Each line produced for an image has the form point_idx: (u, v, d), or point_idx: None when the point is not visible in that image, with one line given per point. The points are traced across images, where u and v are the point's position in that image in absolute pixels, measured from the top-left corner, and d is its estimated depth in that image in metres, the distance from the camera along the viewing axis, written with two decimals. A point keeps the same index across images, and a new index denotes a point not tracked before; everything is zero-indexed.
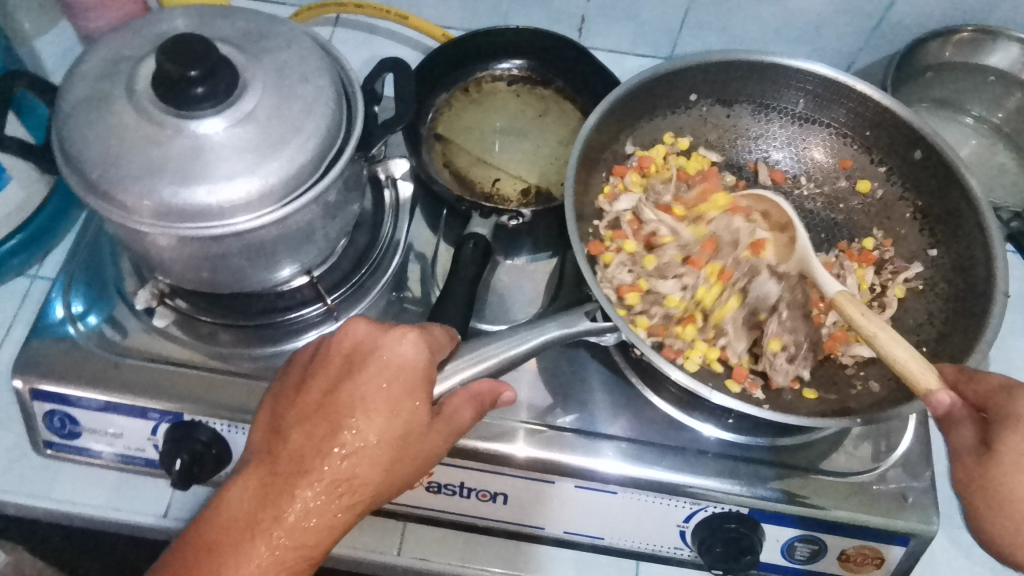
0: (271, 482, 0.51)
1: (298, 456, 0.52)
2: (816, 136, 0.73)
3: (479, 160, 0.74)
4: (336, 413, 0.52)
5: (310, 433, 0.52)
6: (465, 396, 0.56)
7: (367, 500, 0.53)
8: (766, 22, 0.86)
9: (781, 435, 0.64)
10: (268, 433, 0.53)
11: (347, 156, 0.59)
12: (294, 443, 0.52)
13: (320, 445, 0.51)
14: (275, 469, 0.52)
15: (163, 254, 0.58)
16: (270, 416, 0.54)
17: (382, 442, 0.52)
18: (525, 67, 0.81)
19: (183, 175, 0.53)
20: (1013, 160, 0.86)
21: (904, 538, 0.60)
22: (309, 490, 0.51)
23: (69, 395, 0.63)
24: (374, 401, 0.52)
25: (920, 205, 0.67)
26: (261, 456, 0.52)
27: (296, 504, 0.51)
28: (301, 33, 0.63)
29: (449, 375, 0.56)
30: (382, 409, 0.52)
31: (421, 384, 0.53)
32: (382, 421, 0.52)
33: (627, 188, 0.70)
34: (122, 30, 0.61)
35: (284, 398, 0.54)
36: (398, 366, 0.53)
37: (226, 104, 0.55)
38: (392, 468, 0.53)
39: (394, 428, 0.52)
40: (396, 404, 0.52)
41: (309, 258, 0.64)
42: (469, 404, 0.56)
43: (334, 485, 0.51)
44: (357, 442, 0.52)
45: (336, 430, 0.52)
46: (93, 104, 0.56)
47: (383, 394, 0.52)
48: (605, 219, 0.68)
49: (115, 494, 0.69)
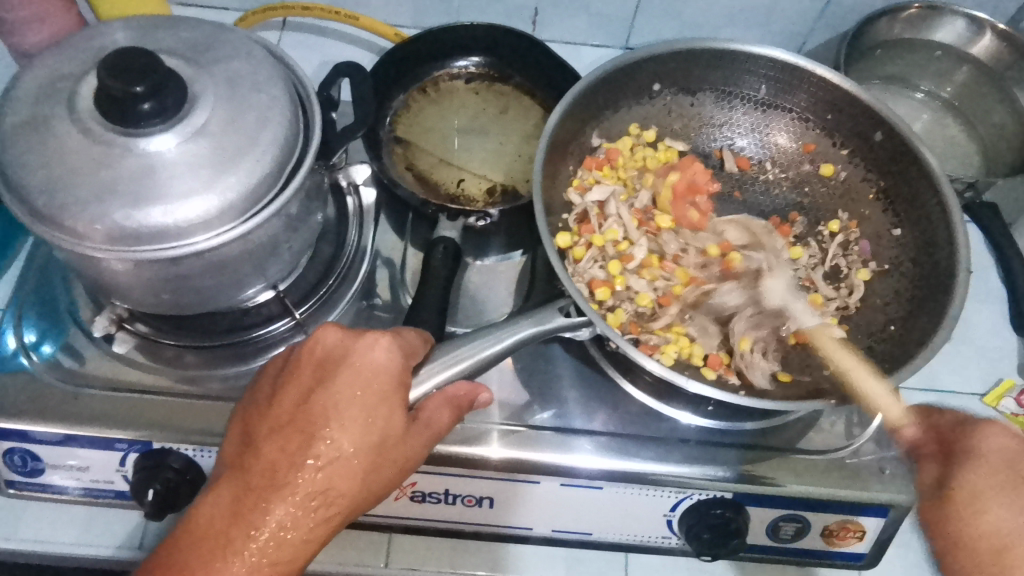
0: (243, 497, 0.49)
1: (271, 469, 0.49)
2: (779, 121, 0.73)
3: (441, 161, 0.73)
4: (309, 424, 0.50)
5: (283, 445, 0.50)
6: (441, 399, 0.54)
7: (344, 511, 0.51)
8: (717, 7, 0.87)
9: (759, 418, 0.65)
10: (239, 446, 0.51)
11: (307, 165, 0.57)
12: (267, 456, 0.50)
13: (294, 458, 0.49)
14: (247, 483, 0.49)
15: (119, 279, 0.55)
16: (242, 428, 0.52)
17: (358, 452, 0.50)
18: (482, 64, 0.80)
19: (135, 197, 0.51)
20: (963, 131, 0.88)
21: (883, 510, 0.61)
22: (283, 504, 0.49)
23: (27, 432, 0.60)
24: (347, 410, 0.50)
25: (882, 185, 0.68)
26: (233, 470, 0.50)
27: (270, 518, 0.49)
28: (250, 41, 0.60)
29: (422, 380, 0.54)
30: (357, 418, 0.50)
31: (396, 391, 0.51)
32: (357, 431, 0.50)
33: (596, 179, 0.70)
34: (59, 46, 0.58)
35: (255, 409, 0.52)
36: (372, 374, 0.51)
37: (176, 119, 0.53)
38: (369, 477, 0.51)
39: (370, 437, 0.50)
40: (371, 412, 0.50)
41: (274, 272, 0.62)
42: (446, 407, 0.54)
43: (310, 498, 0.49)
44: (331, 453, 0.50)
45: (310, 441, 0.50)
46: (34, 126, 0.53)
47: (356, 403, 0.50)
48: (574, 210, 0.68)
49: (85, 529, 0.66)
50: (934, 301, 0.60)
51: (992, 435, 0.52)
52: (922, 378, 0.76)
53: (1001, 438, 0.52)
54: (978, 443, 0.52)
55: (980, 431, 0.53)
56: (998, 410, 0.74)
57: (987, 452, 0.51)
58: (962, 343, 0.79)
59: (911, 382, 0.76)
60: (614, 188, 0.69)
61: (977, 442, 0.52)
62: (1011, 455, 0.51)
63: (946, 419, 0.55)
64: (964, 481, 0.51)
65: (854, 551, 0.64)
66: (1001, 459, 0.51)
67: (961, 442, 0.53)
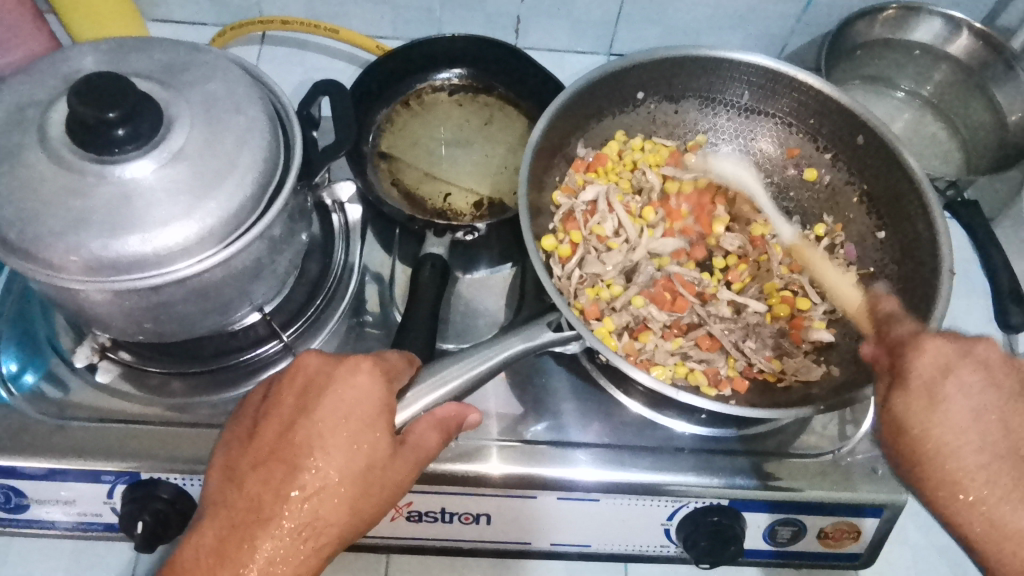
0: (229, 533, 0.48)
1: (257, 503, 0.49)
2: (763, 127, 0.74)
3: (427, 175, 0.72)
4: (293, 455, 0.49)
5: (267, 477, 0.49)
6: (429, 422, 0.52)
7: (335, 540, 0.50)
8: (699, 12, 0.87)
9: (752, 424, 0.65)
10: (223, 482, 0.50)
11: (289, 187, 0.56)
12: (251, 489, 0.49)
13: (279, 490, 0.49)
14: (233, 519, 0.49)
15: (99, 309, 0.54)
16: (225, 464, 0.51)
17: (343, 479, 0.49)
18: (464, 76, 0.79)
19: (112, 226, 0.50)
20: (943, 129, 0.89)
21: (877, 509, 0.62)
22: (272, 537, 0.48)
23: (12, 468, 0.58)
24: (330, 438, 0.49)
25: (865, 188, 0.69)
26: (218, 506, 0.49)
27: (259, 554, 0.48)
28: (225, 61, 0.59)
29: (410, 403, 0.52)
30: (340, 446, 0.49)
31: (380, 416, 0.50)
32: (341, 459, 0.49)
33: (586, 180, 0.72)
34: (27, 71, 0.56)
35: (237, 443, 0.51)
36: (355, 401, 0.50)
37: (151, 144, 0.52)
38: (357, 505, 0.50)
39: (355, 464, 0.49)
40: (355, 439, 0.49)
41: (259, 295, 0.61)
42: (434, 429, 0.52)
43: (298, 530, 0.48)
44: (317, 483, 0.49)
45: (294, 471, 0.49)
46: (3, 156, 0.51)
47: (340, 430, 0.49)
48: (563, 210, 0.70)
49: (75, 563, 0.65)
50: (920, 300, 0.61)
51: (923, 354, 0.51)
52: None
53: (932, 353, 0.50)
54: (913, 366, 0.51)
55: (915, 347, 0.51)
56: None
57: (918, 370, 0.50)
58: None
59: None
60: (607, 188, 0.71)
61: (914, 363, 0.51)
62: (945, 365, 0.50)
63: (898, 332, 0.53)
64: (930, 388, 0.50)
65: (851, 551, 0.65)
66: (934, 375, 0.50)
67: (899, 365, 0.51)
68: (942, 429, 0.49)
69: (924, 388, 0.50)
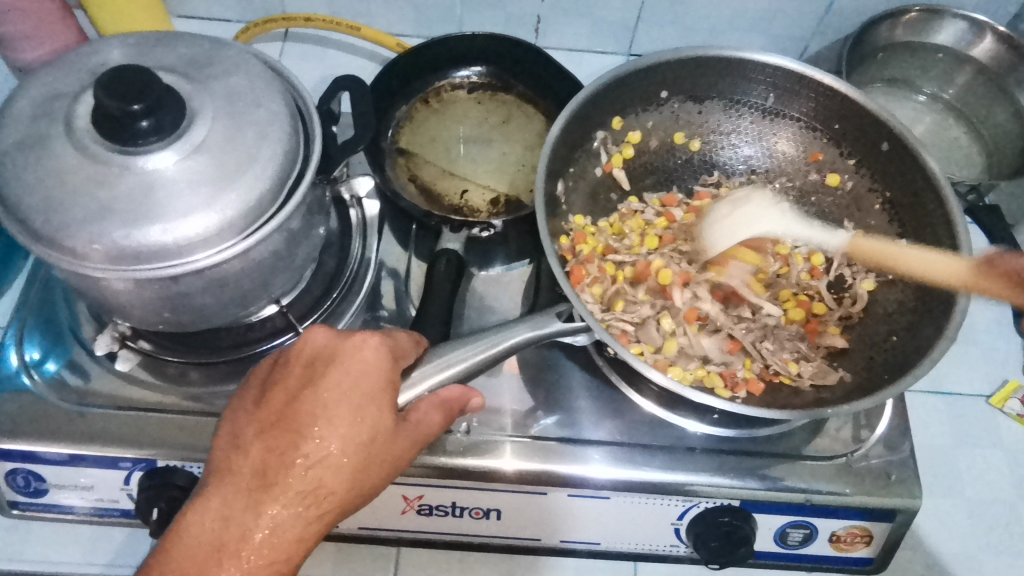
0: (232, 499, 0.47)
1: (260, 469, 0.48)
2: (784, 130, 0.73)
3: (445, 172, 0.73)
4: (297, 423, 0.48)
5: (271, 445, 0.48)
6: (431, 402, 0.52)
7: (336, 509, 0.49)
8: (720, 14, 0.87)
9: (765, 424, 0.64)
10: (226, 449, 0.49)
11: (308, 180, 0.57)
12: (256, 456, 0.48)
13: (283, 457, 0.48)
14: (235, 485, 0.47)
15: (122, 298, 0.55)
16: (227, 431, 0.50)
17: (348, 449, 0.48)
18: (484, 74, 0.79)
19: (135, 216, 0.51)
20: (965, 133, 0.88)
21: (889, 514, 0.61)
22: (275, 503, 0.47)
23: (32, 453, 0.59)
24: (335, 408, 0.49)
25: (888, 196, 0.68)
26: (221, 473, 0.48)
27: (262, 519, 0.47)
28: (248, 56, 0.60)
29: (415, 382, 0.52)
30: (345, 416, 0.48)
31: (385, 390, 0.50)
32: (346, 429, 0.48)
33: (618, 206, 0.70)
34: (56, 63, 0.57)
35: (240, 413, 0.50)
36: (360, 373, 0.50)
37: (174, 136, 0.53)
38: (359, 476, 0.49)
39: (359, 435, 0.48)
40: (360, 410, 0.49)
41: (276, 288, 0.62)
42: (436, 409, 0.52)
43: (301, 497, 0.47)
44: (321, 452, 0.48)
45: (299, 439, 0.48)
46: (31, 147, 0.53)
47: (346, 401, 0.49)
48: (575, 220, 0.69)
49: (90, 547, 0.66)
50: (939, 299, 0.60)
51: None
52: (928, 380, 0.77)
53: None
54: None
55: None
56: (1004, 411, 0.75)
57: None
58: (968, 344, 0.79)
59: (919, 385, 0.77)
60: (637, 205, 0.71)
61: None
62: None
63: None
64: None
65: (863, 555, 0.64)
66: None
67: None
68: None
69: None
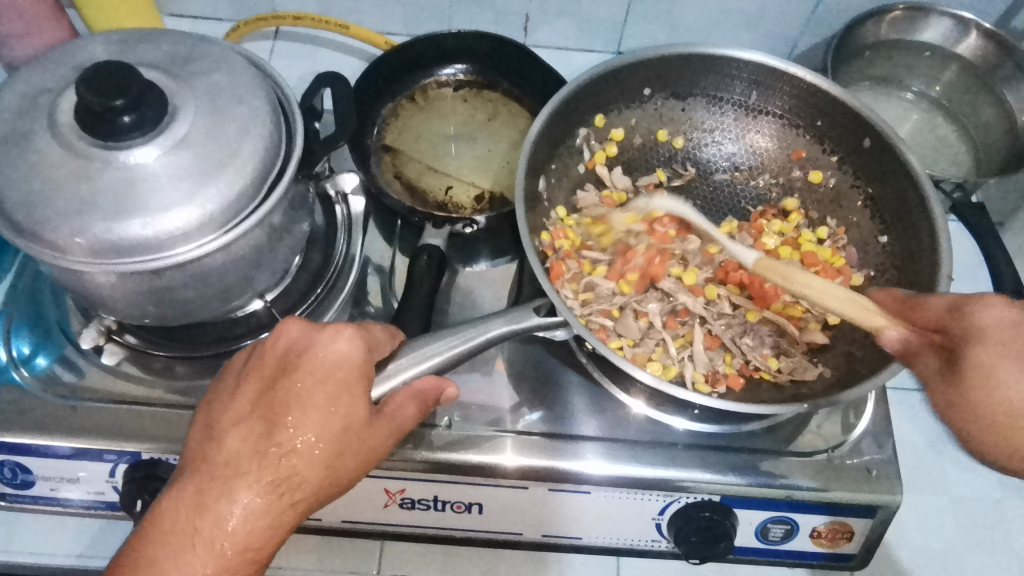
0: (206, 488, 0.48)
1: (235, 458, 0.48)
2: (767, 126, 0.73)
3: (430, 169, 0.74)
4: (272, 413, 0.49)
5: (247, 434, 0.49)
6: (407, 393, 0.53)
7: (310, 498, 0.49)
8: (706, 12, 0.87)
9: (750, 420, 0.65)
10: (202, 439, 0.50)
11: (290, 175, 0.57)
12: (230, 446, 0.49)
13: (257, 446, 0.48)
14: (210, 474, 0.48)
15: (104, 292, 0.56)
16: (205, 420, 0.50)
17: (321, 439, 0.49)
18: (468, 71, 0.80)
19: (117, 210, 0.51)
20: (952, 132, 0.89)
21: (870, 511, 0.61)
22: (249, 491, 0.48)
23: (18, 445, 0.60)
24: (310, 398, 0.49)
25: (870, 192, 0.68)
26: (196, 463, 0.49)
27: (236, 507, 0.47)
28: (232, 52, 0.60)
29: (391, 375, 0.52)
30: (320, 406, 0.49)
31: (359, 381, 0.50)
32: (320, 418, 0.49)
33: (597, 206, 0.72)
34: (42, 60, 0.58)
35: (218, 402, 0.51)
36: (335, 364, 0.50)
37: (156, 131, 0.53)
38: (334, 466, 0.49)
39: (333, 425, 0.49)
40: (334, 400, 0.49)
41: (260, 282, 0.62)
42: (411, 401, 0.53)
43: (275, 486, 0.48)
44: (295, 441, 0.48)
45: (273, 429, 0.49)
46: (15, 142, 0.53)
47: (320, 391, 0.49)
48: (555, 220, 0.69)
49: (77, 539, 0.67)
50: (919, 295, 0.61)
51: (988, 307, 0.47)
52: (914, 377, 0.77)
53: (997, 306, 0.47)
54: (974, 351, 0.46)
55: (980, 301, 0.47)
56: None
57: (987, 325, 0.46)
58: None
59: (904, 382, 0.77)
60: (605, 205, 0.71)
61: (980, 320, 0.47)
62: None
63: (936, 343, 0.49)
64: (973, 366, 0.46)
65: (845, 551, 0.64)
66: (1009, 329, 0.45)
67: (963, 326, 0.47)
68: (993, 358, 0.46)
69: (980, 369, 0.45)
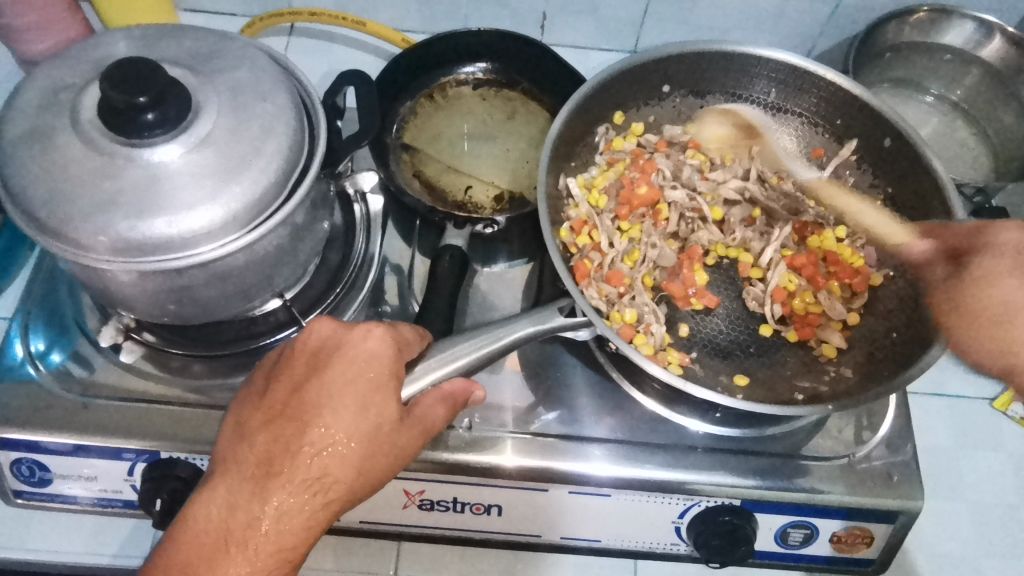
0: (238, 488, 0.47)
1: (266, 458, 0.48)
2: (787, 126, 0.73)
3: (449, 168, 0.74)
4: (302, 412, 0.49)
5: (277, 434, 0.48)
6: (436, 396, 0.52)
7: (341, 499, 0.49)
8: (727, 12, 0.87)
9: (767, 424, 0.64)
10: (232, 439, 0.49)
11: (313, 174, 0.57)
12: (261, 445, 0.48)
13: (288, 446, 0.48)
14: (242, 474, 0.48)
15: (125, 290, 0.55)
16: (234, 420, 0.50)
17: (352, 438, 0.48)
18: (489, 70, 0.80)
19: (139, 208, 0.51)
20: (972, 135, 0.89)
21: (890, 515, 0.61)
22: (282, 491, 0.47)
23: (37, 442, 0.60)
24: (340, 398, 0.49)
25: (889, 192, 0.68)
26: (228, 462, 0.48)
27: (268, 507, 0.47)
28: (254, 49, 0.60)
29: (420, 376, 0.52)
30: (350, 406, 0.49)
31: (389, 380, 0.50)
32: (351, 418, 0.48)
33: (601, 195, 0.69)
34: (62, 56, 0.57)
35: (247, 402, 0.50)
36: (365, 362, 0.50)
37: (180, 129, 0.53)
38: (365, 466, 0.49)
39: (364, 424, 0.49)
40: (365, 399, 0.49)
41: (280, 281, 0.62)
42: (441, 403, 0.52)
43: (306, 486, 0.48)
44: (326, 440, 0.48)
45: (304, 428, 0.48)
46: (36, 139, 0.53)
47: (350, 390, 0.49)
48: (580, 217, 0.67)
49: (92, 538, 0.66)
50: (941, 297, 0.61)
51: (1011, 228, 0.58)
52: (932, 382, 0.77)
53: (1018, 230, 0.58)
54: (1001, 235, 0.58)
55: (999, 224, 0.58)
56: (1007, 415, 0.75)
57: (1000, 244, 0.57)
58: None
59: (922, 387, 0.77)
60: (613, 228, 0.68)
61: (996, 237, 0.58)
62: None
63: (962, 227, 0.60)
64: (977, 269, 0.58)
65: (863, 557, 0.64)
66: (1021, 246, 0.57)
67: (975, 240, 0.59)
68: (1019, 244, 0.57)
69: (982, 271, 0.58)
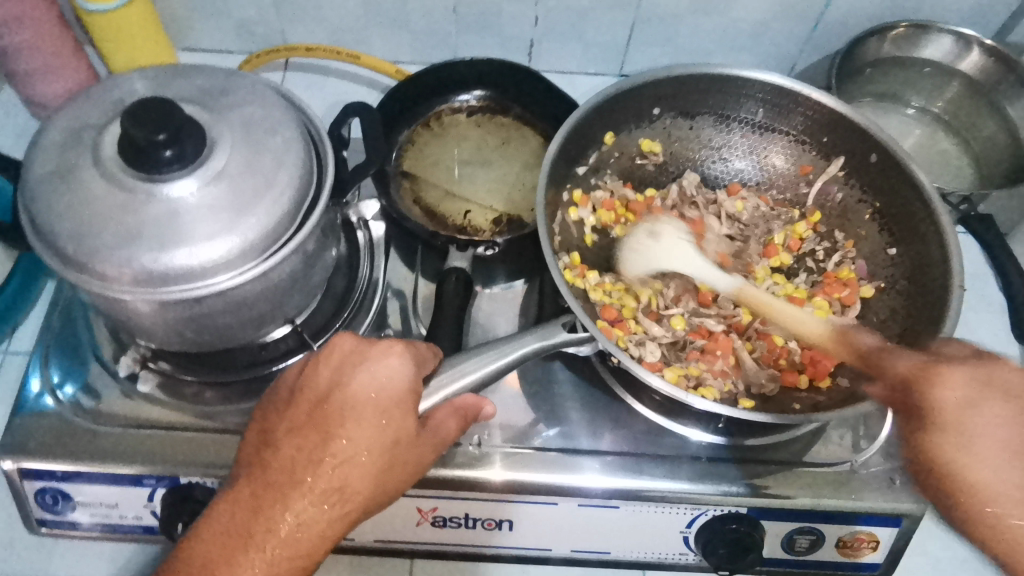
0: (263, 493, 0.49)
1: (290, 466, 0.50)
2: (776, 144, 0.76)
3: (448, 194, 0.76)
4: (327, 423, 0.50)
5: (301, 443, 0.50)
6: (448, 409, 0.55)
7: (359, 509, 0.51)
8: (709, 33, 0.90)
9: (764, 433, 0.66)
10: (258, 444, 0.51)
11: (323, 204, 0.59)
12: (286, 453, 0.50)
13: (311, 455, 0.50)
14: (265, 481, 0.49)
15: (145, 320, 0.57)
16: (260, 428, 0.52)
17: (370, 451, 0.50)
18: (484, 97, 0.83)
19: (162, 240, 0.53)
20: (954, 145, 0.92)
21: (893, 519, 0.63)
22: (302, 499, 0.49)
23: (60, 472, 0.62)
24: (364, 411, 0.51)
25: (877, 206, 0.70)
26: (254, 467, 0.50)
27: (288, 514, 0.49)
28: (262, 85, 0.63)
29: (433, 391, 0.54)
30: (372, 420, 0.50)
31: (408, 395, 0.52)
32: (372, 431, 0.50)
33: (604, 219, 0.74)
34: (81, 97, 0.60)
35: (273, 411, 0.52)
36: (386, 378, 0.52)
37: (196, 164, 0.55)
38: (382, 478, 0.51)
39: (384, 437, 0.50)
40: (384, 414, 0.51)
41: (291, 307, 0.64)
42: (453, 416, 0.55)
43: (326, 495, 0.49)
44: (348, 451, 0.50)
45: (327, 439, 0.50)
46: (60, 176, 0.55)
47: (371, 405, 0.51)
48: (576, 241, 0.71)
49: (114, 564, 0.68)
50: (930, 307, 0.63)
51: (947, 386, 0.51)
52: None
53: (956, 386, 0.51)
54: (933, 394, 0.51)
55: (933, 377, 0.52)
56: None
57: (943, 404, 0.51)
58: None
59: None
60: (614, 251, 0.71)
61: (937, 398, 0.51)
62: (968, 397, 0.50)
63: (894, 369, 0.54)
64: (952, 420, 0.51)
65: (869, 561, 0.65)
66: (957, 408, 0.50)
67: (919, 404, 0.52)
68: (962, 409, 0.50)
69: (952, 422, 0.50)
